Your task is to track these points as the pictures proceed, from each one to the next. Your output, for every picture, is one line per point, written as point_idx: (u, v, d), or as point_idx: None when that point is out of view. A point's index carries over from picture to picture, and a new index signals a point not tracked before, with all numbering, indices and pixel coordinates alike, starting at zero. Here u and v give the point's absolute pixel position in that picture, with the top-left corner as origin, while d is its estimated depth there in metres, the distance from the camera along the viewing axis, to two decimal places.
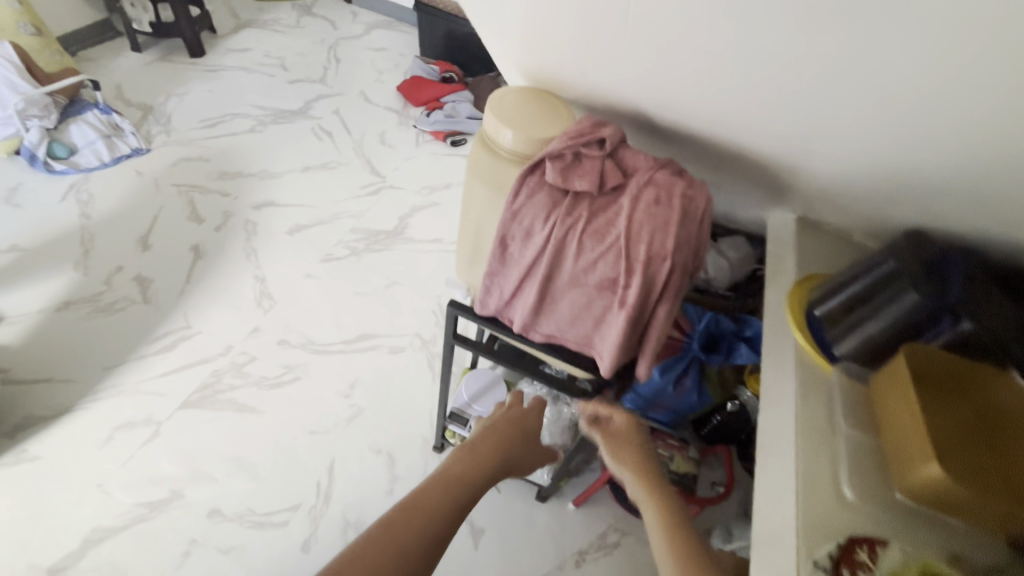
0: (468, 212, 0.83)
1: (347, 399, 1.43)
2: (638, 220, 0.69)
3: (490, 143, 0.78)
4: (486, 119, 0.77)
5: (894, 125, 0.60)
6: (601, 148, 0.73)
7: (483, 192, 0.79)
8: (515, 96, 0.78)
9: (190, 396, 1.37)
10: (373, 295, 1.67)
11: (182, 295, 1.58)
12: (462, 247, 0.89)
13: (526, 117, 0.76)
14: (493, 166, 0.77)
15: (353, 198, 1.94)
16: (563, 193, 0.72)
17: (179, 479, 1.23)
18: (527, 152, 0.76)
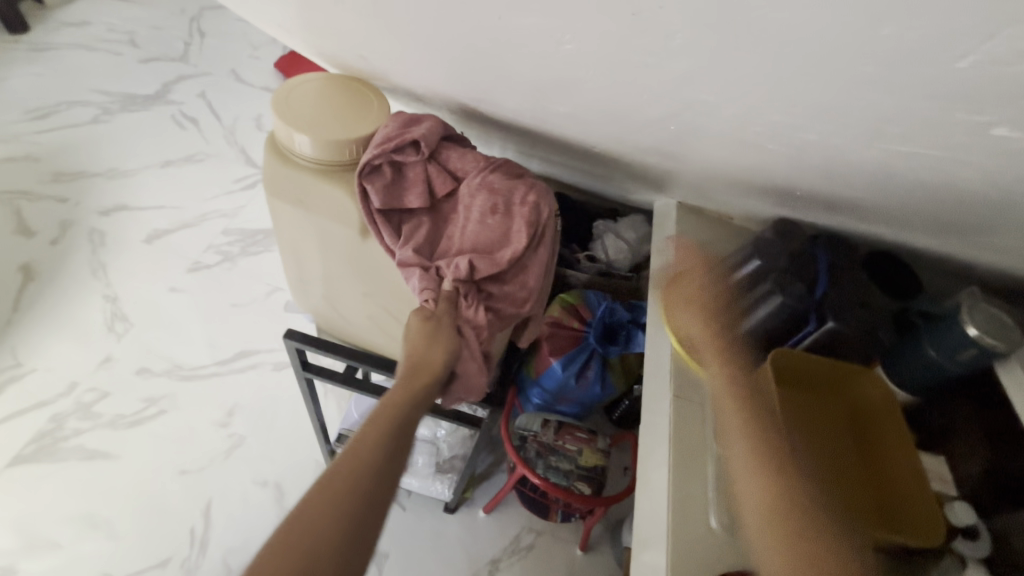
0: (282, 228, 0.77)
1: (224, 428, 1.26)
2: (477, 231, 0.68)
3: (283, 152, 0.71)
4: (274, 125, 0.70)
5: (752, 133, 0.57)
6: (418, 153, 0.71)
7: (289, 206, 0.73)
8: (304, 95, 0.71)
9: (24, 449, 1.16)
10: (253, 305, 1.49)
11: (10, 327, 1.33)
12: (290, 263, 0.83)
13: (316, 119, 0.69)
14: (291, 178, 0.70)
15: (225, 194, 1.71)
16: (396, 212, 0.69)
17: (10, 552, 1.05)
18: (329, 159, 0.69)
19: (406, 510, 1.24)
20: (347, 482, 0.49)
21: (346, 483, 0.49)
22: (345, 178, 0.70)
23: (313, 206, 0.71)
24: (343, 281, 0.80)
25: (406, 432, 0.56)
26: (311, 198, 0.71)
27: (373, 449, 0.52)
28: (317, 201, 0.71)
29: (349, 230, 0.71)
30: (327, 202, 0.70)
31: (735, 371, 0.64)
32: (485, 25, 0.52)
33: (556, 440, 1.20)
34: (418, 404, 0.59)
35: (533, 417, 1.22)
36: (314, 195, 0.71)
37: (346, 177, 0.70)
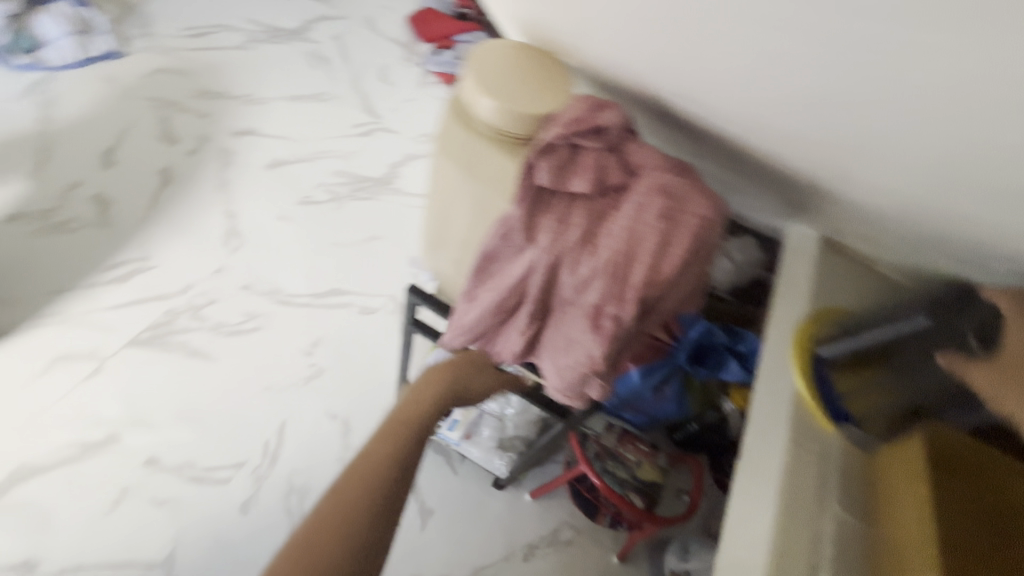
0: (439, 180, 0.80)
1: (308, 357, 1.34)
2: (640, 231, 0.61)
3: (465, 112, 0.73)
4: (464, 83, 0.72)
5: (968, 172, 0.49)
6: (599, 139, 0.67)
7: (454, 162, 0.75)
8: (497, 58, 0.72)
9: (140, 334, 1.28)
10: (351, 247, 1.56)
11: (142, 222, 1.45)
12: (433, 215, 0.85)
13: (504, 83, 0.69)
14: (464, 136, 0.73)
15: (343, 137, 1.79)
16: (557, 196, 0.65)
17: (116, 422, 1.16)
18: (506, 129, 0.70)
19: (457, 476, 1.27)
20: (349, 494, 0.56)
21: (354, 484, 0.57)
22: (512, 147, 0.71)
23: (477, 167, 0.73)
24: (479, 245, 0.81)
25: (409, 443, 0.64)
26: (476, 159, 0.73)
27: (378, 462, 0.60)
28: (481, 163, 0.73)
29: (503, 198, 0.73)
30: (491, 167, 0.72)
31: None
32: (690, 40, 0.52)
33: (617, 445, 1.22)
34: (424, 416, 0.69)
35: (598, 419, 1.23)
36: (480, 157, 0.72)
37: (514, 147, 0.71)
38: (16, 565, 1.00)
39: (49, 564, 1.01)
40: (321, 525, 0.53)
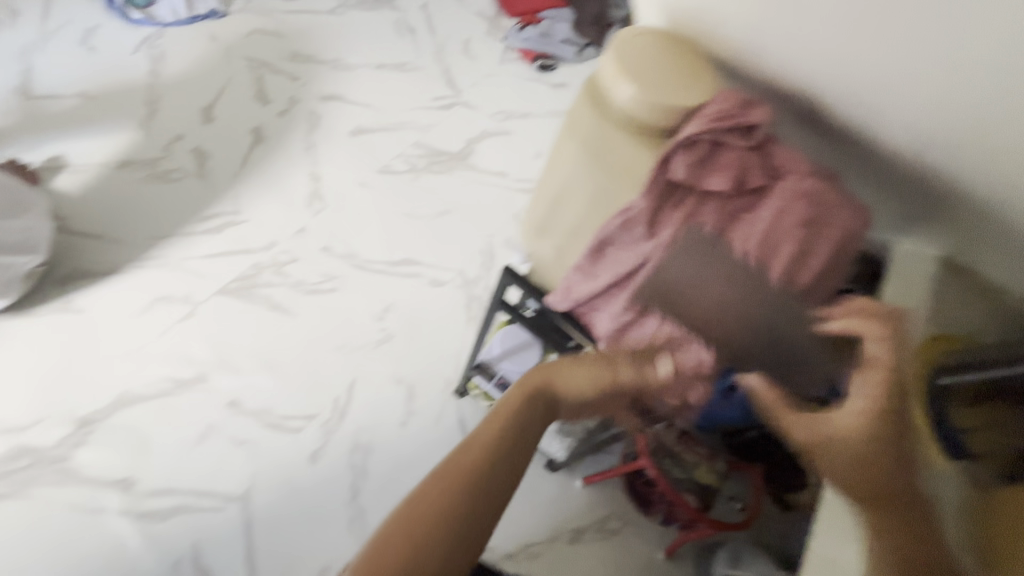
0: (555, 164, 0.80)
1: (379, 322, 1.39)
2: (777, 234, 0.62)
3: (597, 96, 0.71)
4: (603, 65, 0.70)
5: None
6: (746, 139, 0.65)
7: (577, 142, 0.73)
8: (638, 42, 0.70)
9: (229, 284, 1.36)
10: (425, 219, 1.59)
11: (236, 178, 1.53)
12: (540, 198, 0.85)
13: (645, 69, 0.67)
14: (595, 119, 0.70)
15: (424, 108, 1.81)
16: (691, 190, 0.65)
17: (205, 363, 1.25)
18: (641, 117, 0.68)
19: None
20: (449, 494, 0.50)
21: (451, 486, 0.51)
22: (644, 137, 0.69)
23: (603, 151, 0.71)
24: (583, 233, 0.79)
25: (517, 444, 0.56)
26: (602, 143, 0.70)
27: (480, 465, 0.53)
28: (608, 148, 0.70)
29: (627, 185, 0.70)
30: (620, 153, 0.70)
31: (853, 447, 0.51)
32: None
33: (678, 445, 1.17)
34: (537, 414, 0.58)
35: None
36: (607, 142, 0.70)
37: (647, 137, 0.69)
38: (115, 483, 1.09)
39: (142, 486, 1.10)
40: (417, 524, 0.48)
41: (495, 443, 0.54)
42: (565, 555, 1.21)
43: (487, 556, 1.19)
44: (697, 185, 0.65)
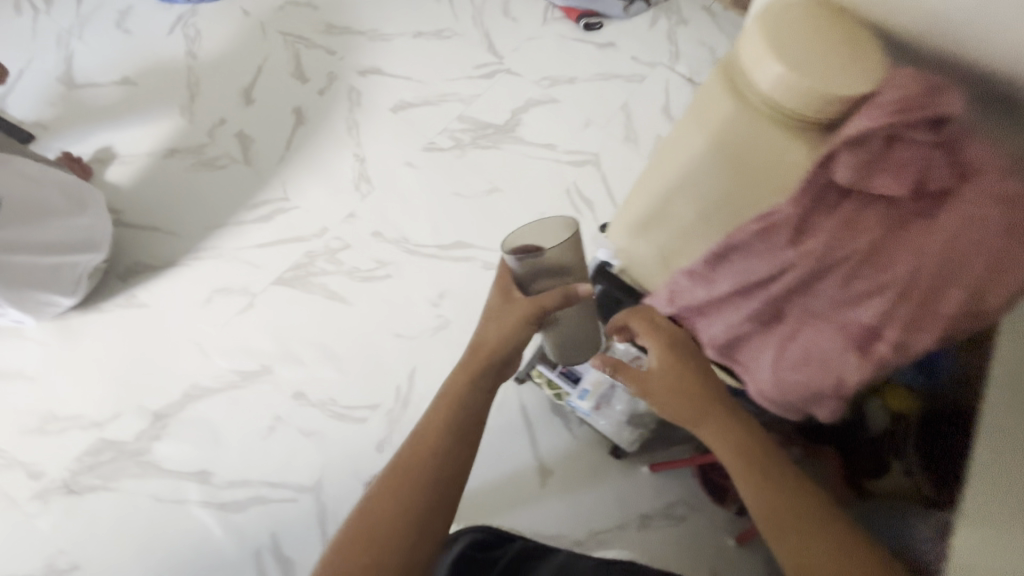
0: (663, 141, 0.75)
1: (435, 308, 1.36)
2: (989, 252, 0.46)
3: (729, 68, 0.64)
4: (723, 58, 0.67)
5: None
6: (932, 133, 0.51)
7: (689, 117, 0.68)
8: (789, 10, 0.60)
9: (284, 273, 1.34)
10: (474, 199, 1.53)
11: (281, 162, 1.49)
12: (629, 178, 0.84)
13: (791, 45, 0.57)
14: (712, 96, 0.65)
15: (466, 78, 1.71)
16: (844, 193, 0.54)
17: (268, 355, 1.25)
18: (782, 101, 0.58)
19: (576, 441, 1.29)
20: (399, 482, 0.67)
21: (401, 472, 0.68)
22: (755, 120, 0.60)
23: (707, 132, 0.65)
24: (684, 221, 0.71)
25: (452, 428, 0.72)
26: (710, 122, 0.64)
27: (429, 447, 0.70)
28: (712, 128, 0.64)
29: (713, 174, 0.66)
30: (718, 133, 0.63)
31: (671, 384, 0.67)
32: None
33: None
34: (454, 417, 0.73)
35: None
36: (714, 121, 0.64)
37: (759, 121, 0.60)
38: (194, 474, 1.12)
39: (219, 477, 1.12)
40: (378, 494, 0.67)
41: (422, 465, 0.69)
42: (635, 542, 1.19)
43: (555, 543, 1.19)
44: (858, 189, 0.52)
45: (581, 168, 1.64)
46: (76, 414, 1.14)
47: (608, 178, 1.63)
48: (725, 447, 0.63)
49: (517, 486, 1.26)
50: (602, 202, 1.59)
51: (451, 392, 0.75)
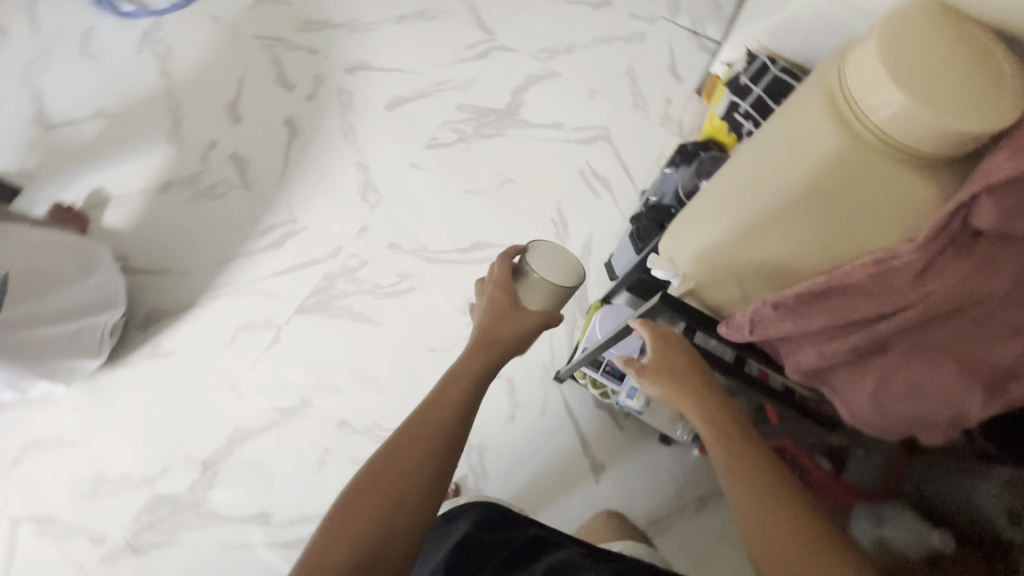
0: (729, 163, 0.65)
1: (464, 316, 1.33)
2: None
3: (826, 84, 0.54)
4: (815, 75, 0.58)
5: None
6: None
7: (770, 136, 0.59)
8: (911, 26, 0.51)
9: (306, 300, 1.30)
10: (487, 194, 1.47)
11: (282, 181, 1.41)
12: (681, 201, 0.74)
13: (910, 66, 0.48)
14: (803, 113, 0.55)
15: (459, 62, 1.61)
16: (977, 234, 0.46)
17: (305, 387, 1.23)
18: (894, 129, 0.48)
19: (623, 430, 1.27)
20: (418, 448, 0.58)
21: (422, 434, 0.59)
22: (854, 147, 0.50)
23: (793, 153, 0.54)
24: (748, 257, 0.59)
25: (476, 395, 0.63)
26: (799, 142, 0.54)
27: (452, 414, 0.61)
28: (802, 149, 0.54)
29: (794, 207, 0.54)
30: (809, 157, 0.53)
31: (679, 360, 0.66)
32: None
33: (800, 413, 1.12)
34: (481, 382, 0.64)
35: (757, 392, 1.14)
36: (804, 142, 0.54)
37: (859, 149, 0.50)
38: (254, 517, 1.12)
39: (279, 517, 1.12)
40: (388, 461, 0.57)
41: (440, 434, 0.59)
42: (696, 525, 1.20)
43: None
44: (1000, 233, 0.45)
45: (593, 145, 1.56)
46: (125, 473, 1.13)
47: (622, 152, 1.55)
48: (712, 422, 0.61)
49: (573, 486, 1.23)
50: (618, 179, 1.52)
51: (466, 367, 0.64)
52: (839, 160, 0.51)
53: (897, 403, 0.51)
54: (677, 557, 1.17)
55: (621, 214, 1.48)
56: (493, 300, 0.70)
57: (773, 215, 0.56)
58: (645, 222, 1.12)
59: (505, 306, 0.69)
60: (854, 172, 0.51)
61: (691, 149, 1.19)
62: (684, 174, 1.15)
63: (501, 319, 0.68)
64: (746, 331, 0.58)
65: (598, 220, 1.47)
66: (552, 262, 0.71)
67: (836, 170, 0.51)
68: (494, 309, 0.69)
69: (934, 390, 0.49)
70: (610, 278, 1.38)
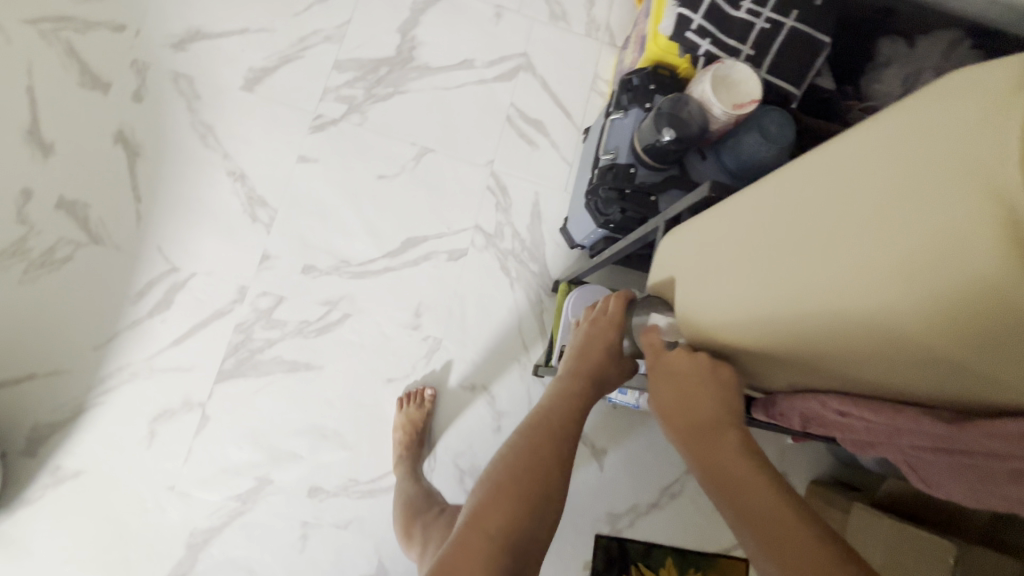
0: (799, 220, 0.44)
1: (417, 331, 1.14)
2: None
3: (988, 153, 0.31)
4: (966, 98, 0.33)
5: None
6: None
7: (871, 216, 0.38)
8: None
9: (224, 364, 1.08)
10: (403, 175, 1.20)
11: (141, 220, 1.10)
12: (721, 233, 0.55)
13: None
14: (939, 200, 0.33)
15: (320, 3, 1.23)
16: None
17: (258, 464, 1.05)
18: None
19: (617, 408, 1.18)
20: (547, 448, 0.57)
21: (550, 430, 0.59)
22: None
23: (905, 271, 0.35)
24: (832, 367, 0.44)
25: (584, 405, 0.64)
26: (923, 258, 0.34)
27: (568, 412, 0.62)
28: (928, 271, 0.34)
29: (903, 345, 0.37)
30: (942, 286, 0.33)
31: (691, 377, 0.54)
32: None
33: None
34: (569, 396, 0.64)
35: None
36: (931, 260, 0.33)
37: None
38: None
39: None
40: (513, 452, 0.57)
41: (563, 435, 0.59)
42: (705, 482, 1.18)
43: (634, 515, 1.14)
44: None
45: (514, 80, 1.27)
46: None
47: (550, 83, 1.28)
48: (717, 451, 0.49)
49: (572, 473, 1.14)
50: (554, 118, 1.27)
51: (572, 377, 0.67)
52: (995, 305, 0.31)
53: (994, 502, 0.43)
54: (690, 516, 1.15)
55: (566, 162, 1.26)
56: (600, 337, 0.70)
57: (871, 340, 0.39)
58: (603, 193, 0.90)
59: (607, 350, 0.69)
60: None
61: (638, 83, 0.95)
62: (637, 119, 0.93)
63: (603, 362, 0.68)
64: (798, 423, 0.52)
65: (542, 176, 1.24)
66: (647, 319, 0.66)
67: (987, 317, 0.32)
68: (604, 336, 0.70)
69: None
70: (569, 245, 1.19)
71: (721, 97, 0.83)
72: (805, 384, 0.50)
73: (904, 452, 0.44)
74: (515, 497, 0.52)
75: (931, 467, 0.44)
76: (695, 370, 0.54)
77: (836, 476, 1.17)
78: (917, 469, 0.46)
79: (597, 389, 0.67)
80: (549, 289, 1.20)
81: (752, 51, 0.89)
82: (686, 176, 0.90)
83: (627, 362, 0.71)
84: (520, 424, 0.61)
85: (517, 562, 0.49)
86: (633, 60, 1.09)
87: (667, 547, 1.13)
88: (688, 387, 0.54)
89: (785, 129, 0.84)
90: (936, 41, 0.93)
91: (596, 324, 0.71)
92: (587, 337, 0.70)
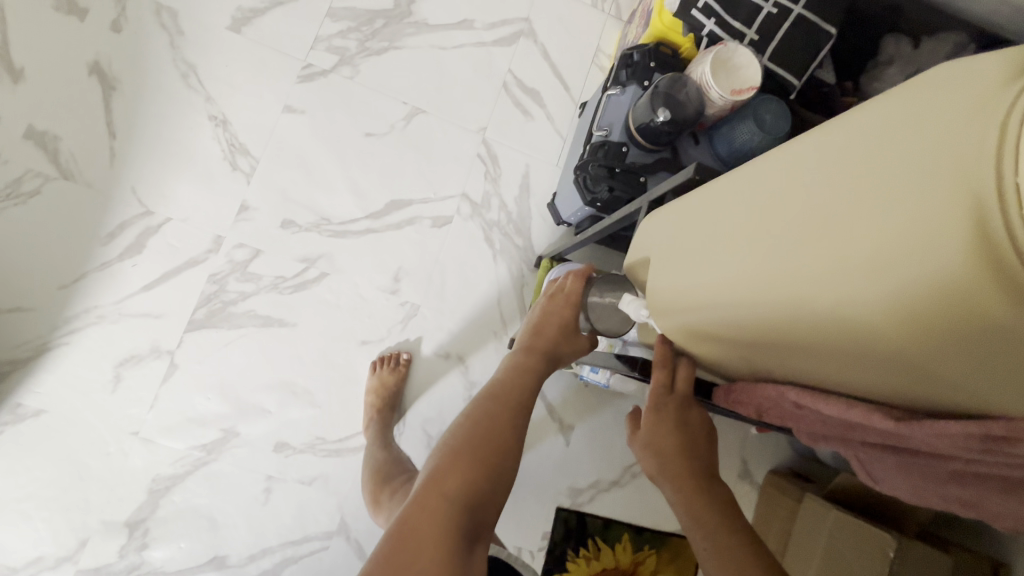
0: (775, 209, 0.44)
1: (394, 296, 1.13)
2: None
3: (969, 151, 0.30)
4: (957, 91, 0.32)
5: None
6: None
7: (847, 209, 0.37)
8: None
9: (196, 314, 1.06)
10: (392, 135, 1.16)
11: (115, 159, 1.06)
12: (699, 215, 0.54)
13: None
14: (919, 195, 0.32)
15: None
16: None
17: (224, 416, 1.05)
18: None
19: (587, 386, 1.19)
20: (504, 413, 0.58)
21: (509, 397, 0.60)
22: (994, 293, 0.29)
23: (874, 267, 0.35)
24: (790, 357, 0.45)
25: (539, 378, 0.65)
26: (893, 255, 0.34)
27: (527, 380, 0.63)
28: (895, 268, 0.33)
29: (864, 340, 0.37)
30: (906, 285, 0.33)
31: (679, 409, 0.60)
32: None
33: None
34: (526, 370, 0.64)
35: None
36: (900, 256, 0.33)
37: (1001, 295, 0.29)
38: (208, 563, 1.02)
39: (236, 556, 1.03)
40: (473, 416, 0.58)
41: (521, 400, 0.60)
42: None
43: (595, 491, 1.16)
44: None
45: (514, 46, 1.23)
46: (34, 557, 0.97)
47: (550, 52, 1.24)
48: (689, 466, 0.58)
49: (538, 445, 1.15)
50: (551, 90, 1.24)
51: (528, 354, 0.67)
52: (957, 305, 0.31)
53: (937, 498, 0.44)
54: (650, 496, 1.18)
55: (560, 136, 1.23)
56: (557, 315, 0.71)
57: (836, 335, 0.39)
58: (593, 170, 0.87)
59: (564, 326, 0.70)
60: (984, 331, 0.31)
61: (638, 59, 0.93)
62: (635, 97, 0.91)
63: (557, 338, 0.69)
64: (756, 407, 0.53)
65: (534, 148, 1.22)
66: (618, 299, 0.69)
67: (948, 318, 0.32)
68: (562, 312, 0.71)
69: (997, 511, 0.39)
70: (555, 222, 1.18)
71: (720, 82, 0.81)
72: (765, 372, 0.51)
73: (855, 447, 0.45)
74: (474, 457, 0.53)
75: (879, 463, 0.45)
76: (689, 406, 0.61)
77: (792, 467, 1.20)
78: (868, 462, 0.47)
79: (551, 364, 0.67)
80: (532, 264, 1.19)
81: (757, 36, 0.87)
82: (678, 159, 0.89)
83: (584, 340, 0.71)
84: (480, 393, 0.61)
85: (475, 522, 0.50)
86: (637, 35, 1.06)
87: (624, 523, 1.16)
88: (677, 415, 0.60)
89: (779, 121, 0.84)
90: (940, 43, 0.92)
91: (556, 300, 0.72)
92: (544, 314, 0.71)
